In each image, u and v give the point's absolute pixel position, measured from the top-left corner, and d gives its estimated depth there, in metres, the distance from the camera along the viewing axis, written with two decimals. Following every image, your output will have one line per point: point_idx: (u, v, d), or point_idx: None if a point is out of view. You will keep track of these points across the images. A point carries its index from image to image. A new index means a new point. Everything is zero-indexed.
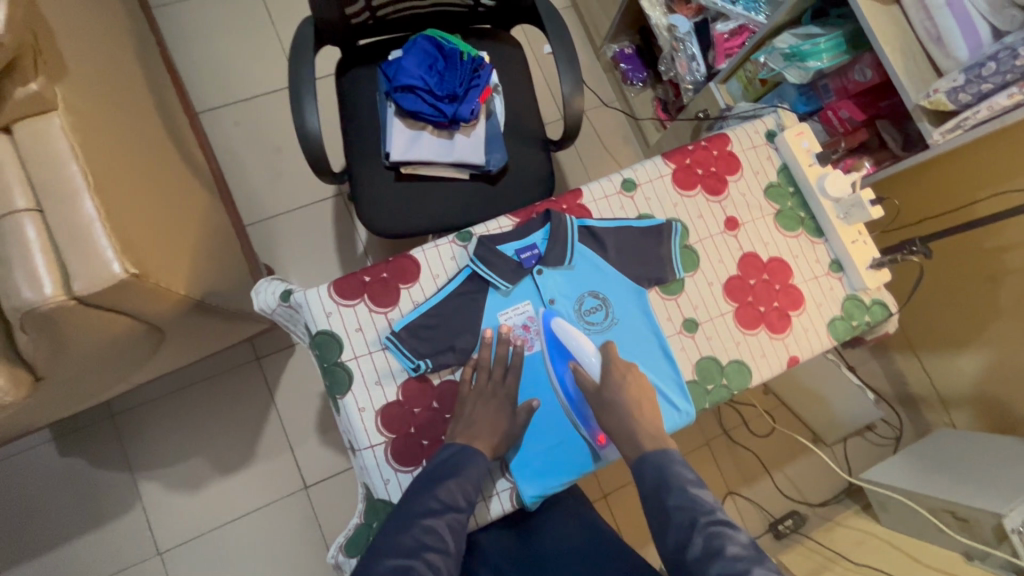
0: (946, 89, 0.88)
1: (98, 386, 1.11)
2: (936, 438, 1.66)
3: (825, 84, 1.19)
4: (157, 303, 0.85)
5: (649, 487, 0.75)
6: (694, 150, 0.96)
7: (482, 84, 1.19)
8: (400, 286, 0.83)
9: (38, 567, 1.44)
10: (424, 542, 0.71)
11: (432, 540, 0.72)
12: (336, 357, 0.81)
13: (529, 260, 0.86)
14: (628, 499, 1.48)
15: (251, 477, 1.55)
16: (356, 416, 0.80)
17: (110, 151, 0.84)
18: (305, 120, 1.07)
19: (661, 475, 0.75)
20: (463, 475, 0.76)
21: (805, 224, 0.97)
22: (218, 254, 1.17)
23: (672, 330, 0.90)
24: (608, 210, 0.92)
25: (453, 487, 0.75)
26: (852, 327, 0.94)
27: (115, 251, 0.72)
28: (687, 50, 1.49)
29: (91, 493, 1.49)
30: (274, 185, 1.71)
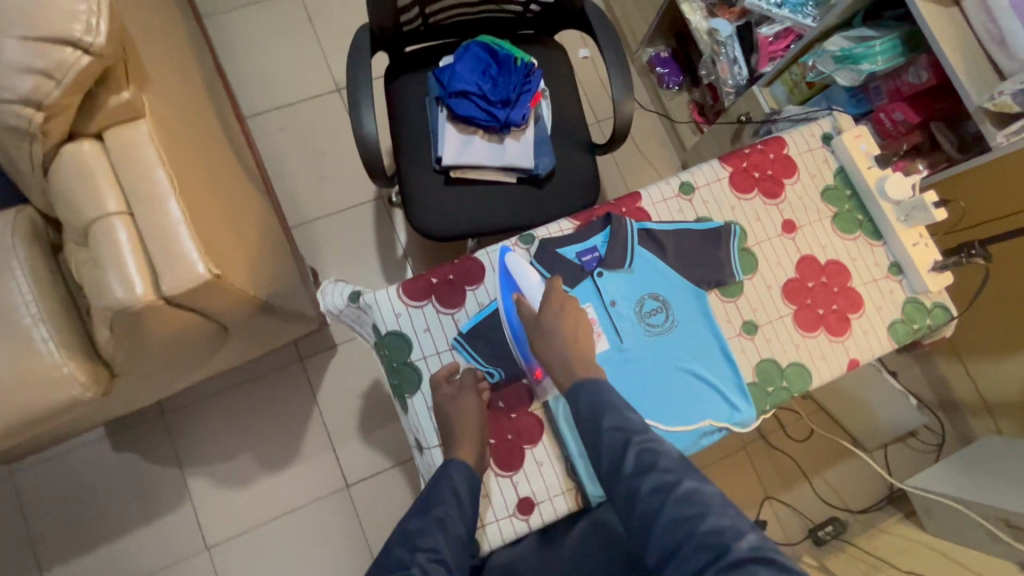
0: (1012, 91, 0.88)
1: (160, 384, 1.15)
2: (983, 445, 1.62)
3: (878, 86, 1.19)
4: (231, 303, 0.88)
5: (649, 492, 0.65)
6: (751, 154, 0.97)
7: (533, 88, 1.21)
8: (465, 288, 0.85)
9: (93, 561, 1.49)
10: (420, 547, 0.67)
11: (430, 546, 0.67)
12: (406, 357, 0.83)
13: (590, 263, 0.88)
14: None
15: (294, 475, 1.58)
16: (425, 414, 0.82)
17: (188, 156, 0.88)
18: (362, 125, 1.10)
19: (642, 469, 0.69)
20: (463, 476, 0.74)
21: (864, 227, 0.97)
22: (274, 256, 1.20)
23: (732, 332, 0.90)
24: (666, 213, 0.93)
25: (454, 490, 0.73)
26: (913, 330, 0.94)
27: (200, 252, 0.75)
28: (729, 53, 1.49)
29: (143, 489, 1.53)
30: (317, 189, 1.75)
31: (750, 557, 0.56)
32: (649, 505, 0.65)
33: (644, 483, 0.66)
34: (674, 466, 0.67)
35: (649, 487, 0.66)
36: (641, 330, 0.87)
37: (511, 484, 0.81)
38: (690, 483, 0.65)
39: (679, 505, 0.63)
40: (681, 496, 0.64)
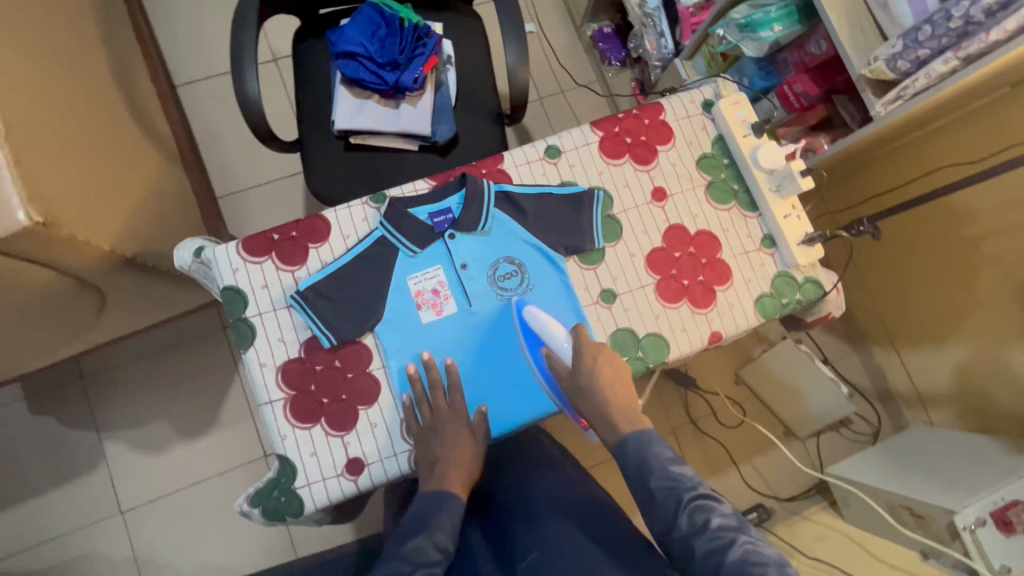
0: (885, 56, 0.84)
1: (50, 343, 1.15)
2: (913, 435, 1.60)
3: (785, 57, 1.15)
4: (73, 253, 0.86)
5: (705, 554, 0.66)
6: (624, 119, 0.94)
7: (427, 51, 1.17)
8: (308, 245, 0.83)
9: (6, 521, 1.49)
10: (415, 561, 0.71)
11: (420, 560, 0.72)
12: (241, 313, 0.81)
13: (441, 224, 0.86)
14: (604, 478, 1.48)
15: (211, 444, 1.57)
16: (256, 370, 0.80)
17: (38, 104, 0.85)
18: (246, 85, 1.09)
19: (647, 490, 0.72)
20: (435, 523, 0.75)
21: (738, 197, 0.94)
22: (166, 217, 1.18)
23: (588, 301, 0.88)
24: (529, 176, 0.91)
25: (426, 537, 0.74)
26: (781, 305, 0.91)
27: (21, 198, 0.74)
28: (656, 26, 1.46)
29: (60, 451, 1.53)
30: (245, 158, 1.71)
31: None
32: (705, 566, 0.65)
33: (697, 545, 0.67)
34: (729, 523, 0.67)
35: (704, 549, 0.66)
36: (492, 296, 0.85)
37: (342, 444, 0.80)
38: (743, 540, 0.65)
39: (735, 567, 0.63)
40: (735, 557, 0.64)
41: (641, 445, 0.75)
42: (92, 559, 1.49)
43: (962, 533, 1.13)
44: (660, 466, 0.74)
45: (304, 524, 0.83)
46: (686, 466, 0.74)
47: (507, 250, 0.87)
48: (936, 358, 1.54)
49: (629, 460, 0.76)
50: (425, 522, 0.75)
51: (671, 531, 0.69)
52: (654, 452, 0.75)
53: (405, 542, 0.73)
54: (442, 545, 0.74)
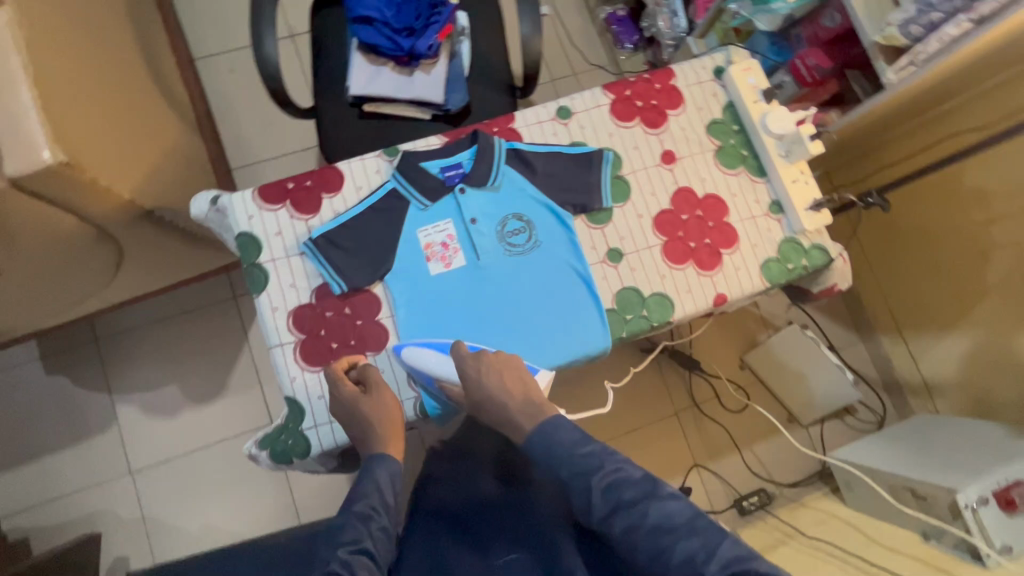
0: (899, 21, 0.84)
1: (67, 297, 1.17)
2: (916, 422, 1.59)
3: (798, 33, 1.15)
4: (93, 198, 0.88)
5: (622, 532, 0.67)
6: (635, 82, 0.95)
7: (442, 20, 1.19)
8: (322, 195, 0.85)
9: (18, 478, 1.52)
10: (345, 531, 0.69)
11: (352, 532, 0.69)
12: (255, 258, 0.83)
13: (452, 178, 0.87)
14: None
15: (219, 409, 1.59)
16: (268, 314, 0.82)
17: (62, 53, 0.87)
18: (265, 47, 1.11)
19: (551, 454, 0.73)
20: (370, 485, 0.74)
21: (747, 162, 0.94)
22: (182, 177, 1.20)
23: (595, 259, 0.89)
24: (540, 136, 0.92)
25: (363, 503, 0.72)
26: (787, 270, 0.92)
27: (46, 138, 0.76)
28: (670, 5, 1.46)
29: (73, 412, 1.56)
30: (260, 131, 1.73)
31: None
32: (625, 539, 0.67)
33: (615, 524, 0.68)
34: (638, 496, 0.68)
35: (621, 527, 0.67)
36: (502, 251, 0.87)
37: None
38: (656, 512, 0.67)
39: (650, 540, 0.65)
40: (650, 530, 0.66)
41: (545, 438, 0.73)
42: (102, 518, 1.52)
43: (964, 512, 1.13)
44: (572, 448, 0.72)
45: (310, 468, 0.85)
46: (595, 439, 0.73)
47: (517, 208, 0.88)
48: (943, 345, 1.53)
49: (540, 449, 0.74)
50: (352, 498, 0.73)
51: (591, 511, 0.70)
52: (565, 432, 0.74)
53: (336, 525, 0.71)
54: (368, 511, 0.72)
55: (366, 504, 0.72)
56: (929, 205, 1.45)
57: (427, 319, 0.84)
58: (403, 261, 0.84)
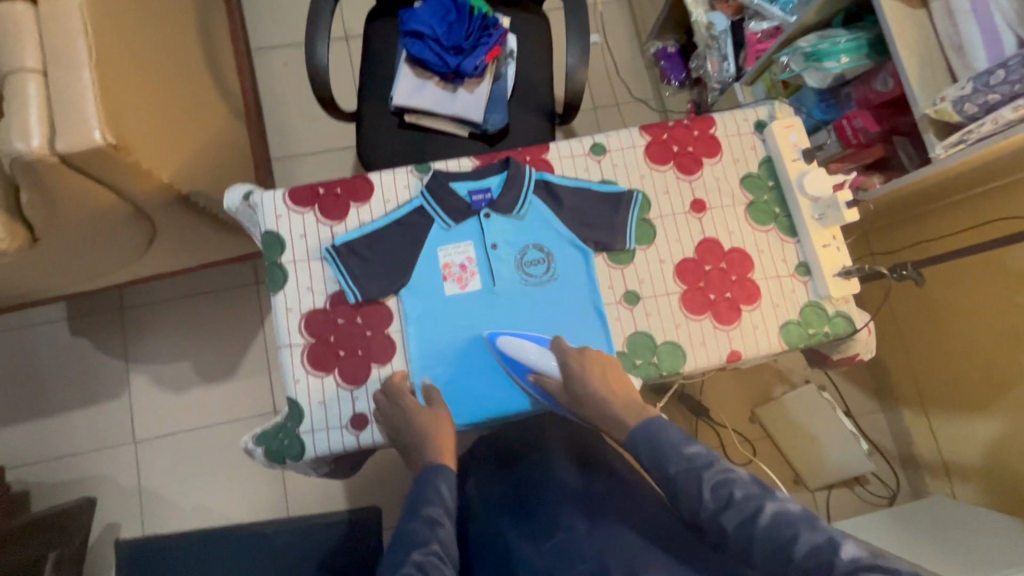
0: (953, 98, 0.81)
1: (97, 267, 1.21)
2: (929, 504, 1.52)
3: (848, 92, 1.13)
4: (134, 180, 0.92)
5: (734, 528, 0.64)
6: (673, 127, 0.94)
7: (491, 42, 1.20)
8: (350, 203, 0.87)
9: (29, 432, 1.57)
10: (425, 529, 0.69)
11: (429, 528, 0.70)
12: (277, 258, 0.85)
13: (479, 203, 0.88)
14: None
15: (227, 391, 1.61)
16: (282, 314, 0.84)
17: (125, 39, 0.91)
18: (317, 51, 1.14)
19: (654, 447, 0.73)
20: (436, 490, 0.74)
21: (778, 220, 0.93)
22: (220, 165, 1.23)
23: (611, 298, 0.88)
24: (571, 169, 0.92)
25: (433, 505, 0.72)
26: (807, 334, 0.89)
27: (98, 120, 0.80)
28: (721, 48, 1.45)
29: (90, 375, 1.60)
30: (303, 126, 1.77)
31: (854, 571, 0.58)
32: (739, 541, 0.64)
33: (725, 520, 0.65)
34: (751, 492, 0.66)
35: (731, 521, 0.65)
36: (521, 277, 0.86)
37: (350, 398, 0.82)
38: (770, 505, 0.64)
39: (768, 534, 0.62)
40: (768, 523, 0.63)
41: (652, 438, 0.74)
42: (101, 482, 1.55)
43: None
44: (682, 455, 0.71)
45: (301, 470, 0.85)
46: (699, 442, 0.72)
47: (541, 237, 0.88)
48: (966, 428, 1.46)
49: (643, 450, 0.74)
50: (422, 500, 0.73)
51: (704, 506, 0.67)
52: (664, 435, 0.74)
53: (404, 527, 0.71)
54: (435, 514, 0.71)
55: (434, 510, 0.72)
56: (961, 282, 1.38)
57: (437, 335, 0.84)
58: (421, 275, 0.85)
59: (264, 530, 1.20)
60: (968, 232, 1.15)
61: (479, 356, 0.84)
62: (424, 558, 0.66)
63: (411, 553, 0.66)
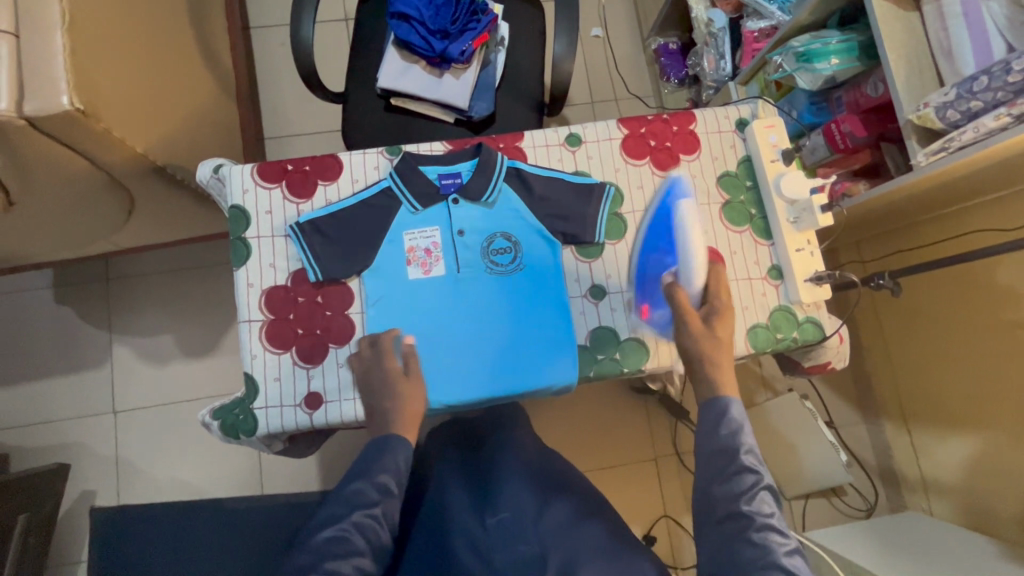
0: (936, 104, 0.80)
1: (77, 235, 1.21)
2: (905, 520, 1.50)
3: (839, 96, 1.11)
4: (106, 148, 0.92)
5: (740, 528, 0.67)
6: (652, 121, 0.93)
7: (479, 27, 1.19)
8: (317, 181, 0.86)
9: (11, 396, 1.58)
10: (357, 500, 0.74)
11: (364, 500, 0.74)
12: (242, 232, 0.84)
13: (448, 187, 0.87)
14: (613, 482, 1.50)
15: (207, 367, 1.62)
16: (243, 289, 0.83)
17: (103, 6, 0.91)
18: (302, 29, 1.13)
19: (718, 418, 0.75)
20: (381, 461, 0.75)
21: (754, 221, 0.91)
22: (203, 139, 1.23)
23: (577, 292, 0.87)
24: (545, 159, 0.91)
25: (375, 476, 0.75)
26: (775, 339, 0.88)
27: (67, 85, 0.80)
28: (718, 46, 1.43)
29: (73, 343, 1.62)
30: (297, 106, 1.76)
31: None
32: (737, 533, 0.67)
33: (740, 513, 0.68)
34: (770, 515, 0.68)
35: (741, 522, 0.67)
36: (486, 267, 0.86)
37: (306, 377, 0.82)
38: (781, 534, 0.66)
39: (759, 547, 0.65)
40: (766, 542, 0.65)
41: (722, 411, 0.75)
42: (78, 450, 1.57)
43: None
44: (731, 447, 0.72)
45: (257, 447, 0.85)
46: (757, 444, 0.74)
47: (509, 227, 0.87)
48: (948, 445, 1.44)
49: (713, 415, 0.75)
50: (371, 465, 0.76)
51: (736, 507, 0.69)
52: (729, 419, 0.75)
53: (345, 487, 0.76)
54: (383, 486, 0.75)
55: (386, 478, 0.75)
56: (949, 295, 1.36)
57: (397, 321, 0.83)
58: (387, 259, 0.84)
59: (228, 507, 1.20)
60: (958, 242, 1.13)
61: (430, 346, 0.82)
62: (361, 518, 0.73)
63: (351, 514, 0.73)
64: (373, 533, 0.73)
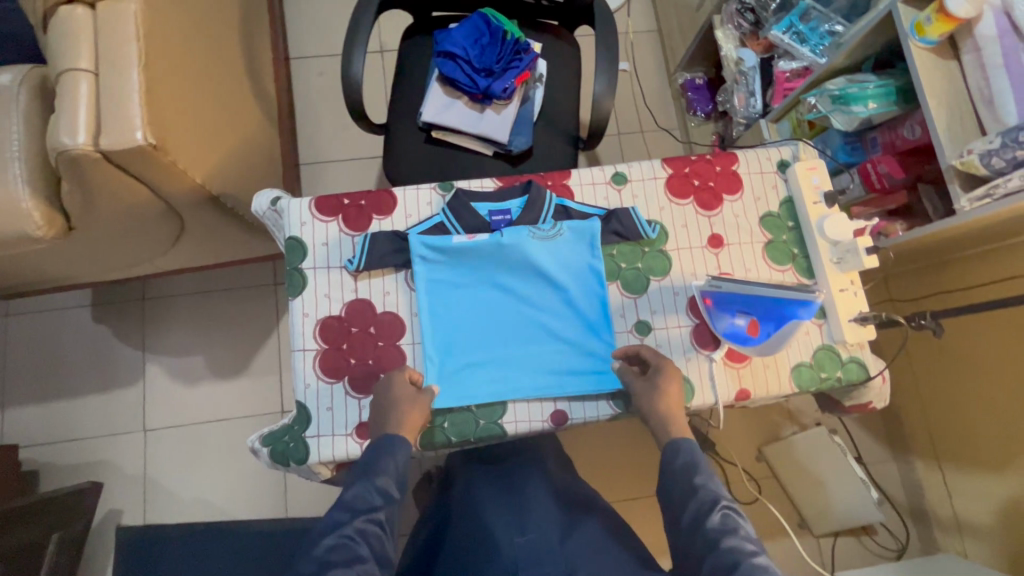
0: (980, 151, 0.82)
1: (125, 259, 1.25)
2: (937, 562, 1.46)
3: (874, 137, 1.13)
4: (169, 180, 0.96)
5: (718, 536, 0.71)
6: (696, 161, 0.95)
7: (522, 66, 1.23)
8: (373, 215, 0.89)
9: (44, 413, 1.61)
10: (363, 503, 0.73)
11: (364, 507, 0.73)
12: (298, 263, 0.87)
13: (498, 223, 0.90)
14: (639, 514, 1.48)
15: (237, 388, 1.64)
16: (299, 318, 0.85)
17: (172, 45, 0.96)
18: (352, 65, 1.17)
19: (690, 458, 0.78)
20: (381, 467, 0.75)
21: (796, 260, 0.92)
22: (251, 167, 1.27)
23: (622, 327, 0.88)
24: (591, 197, 0.93)
25: (377, 482, 0.74)
26: (819, 378, 0.88)
27: (141, 121, 0.84)
28: (748, 84, 1.46)
29: (107, 362, 1.64)
30: (333, 134, 1.82)
31: None
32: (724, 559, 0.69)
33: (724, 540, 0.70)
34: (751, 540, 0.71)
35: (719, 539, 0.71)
36: (545, 352, 0.86)
37: (357, 406, 0.83)
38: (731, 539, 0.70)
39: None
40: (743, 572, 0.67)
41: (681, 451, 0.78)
42: (107, 468, 1.58)
43: None
44: (691, 476, 0.76)
45: (304, 474, 0.86)
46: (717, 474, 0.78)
47: (573, 293, 0.88)
48: (983, 487, 1.41)
49: (678, 456, 0.78)
50: (372, 467, 0.75)
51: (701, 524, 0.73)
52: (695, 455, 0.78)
53: (344, 494, 0.74)
54: (387, 490, 0.75)
55: (388, 482, 0.75)
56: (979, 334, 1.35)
57: (459, 367, 0.84)
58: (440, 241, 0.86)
59: (257, 527, 1.17)
60: (997, 284, 1.12)
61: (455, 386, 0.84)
62: (364, 525, 0.72)
63: (356, 519, 0.72)
64: (378, 541, 0.72)
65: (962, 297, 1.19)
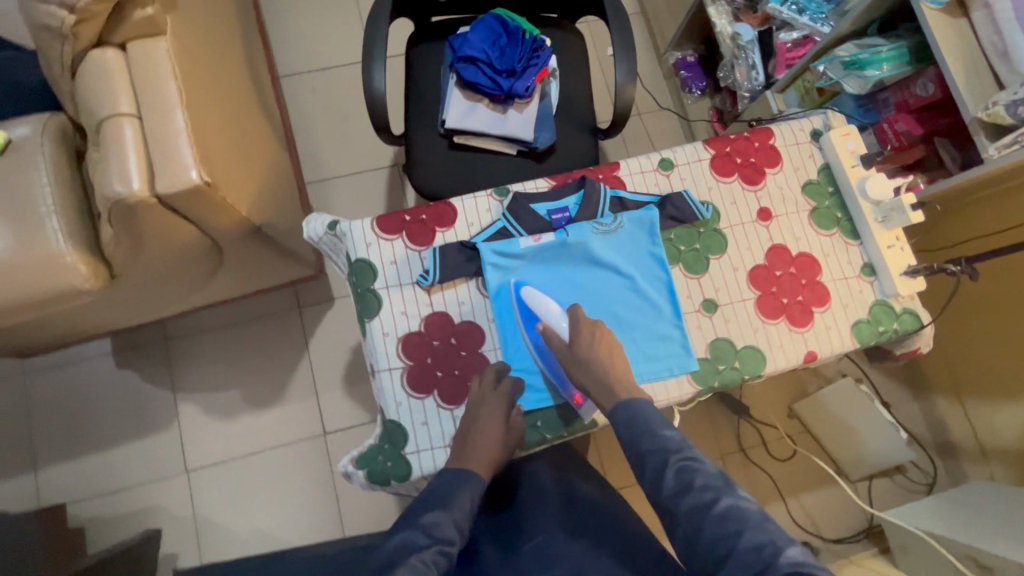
0: (1006, 102, 0.87)
1: (159, 301, 1.22)
2: (969, 489, 1.55)
3: (886, 97, 1.19)
4: (217, 216, 0.94)
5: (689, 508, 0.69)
6: (736, 140, 0.98)
7: (541, 63, 1.25)
8: (436, 228, 0.90)
9: (80, 468, 1.56)
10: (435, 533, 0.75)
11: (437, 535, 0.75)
12: (370, 284, 0.87)
13: (559, 221, 0.91)
14: None
15: (277, 416, 1.62)
16: (379, 339, 0.86)
17: (201, 78, 0.94)
18: (372, 79, 1.16)
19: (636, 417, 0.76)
20: (451, 502, 0.78)
21: (841, 224, 0.97)
22: (277, 192, 1.25)
23: (691, 308, 0.92)
24: (642, 185, 0.96)
25: (443, 513, 0.77)
26: (878, 332, 0.93)
27: (193, 160, 0.82)
28: (748, 58, 1.48)
29: (138, 407, 1.61)
30: (336, 149, 1.79)
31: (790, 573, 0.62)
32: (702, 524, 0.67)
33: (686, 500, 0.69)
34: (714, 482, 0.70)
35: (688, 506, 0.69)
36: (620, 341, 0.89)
37: (450, 417, 0.84)
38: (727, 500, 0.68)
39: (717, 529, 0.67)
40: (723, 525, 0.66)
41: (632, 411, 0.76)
42: (155, 514, 1.55)
43: None
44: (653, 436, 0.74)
45: (403, 490, 0.87)
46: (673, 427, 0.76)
47: (640, 280, 0.90)
48: (1005, 414, 1.49)
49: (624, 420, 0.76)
50: (447, 499, 0.78)
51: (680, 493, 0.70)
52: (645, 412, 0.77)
53: (419, 517, 0.76)
54: (461, 524, 0.77)
55: (456, 513, 0.77)
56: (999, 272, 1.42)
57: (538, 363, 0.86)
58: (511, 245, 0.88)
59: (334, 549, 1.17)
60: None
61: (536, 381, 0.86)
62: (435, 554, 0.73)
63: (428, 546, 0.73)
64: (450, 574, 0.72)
65: (997, 240, 1.25)
